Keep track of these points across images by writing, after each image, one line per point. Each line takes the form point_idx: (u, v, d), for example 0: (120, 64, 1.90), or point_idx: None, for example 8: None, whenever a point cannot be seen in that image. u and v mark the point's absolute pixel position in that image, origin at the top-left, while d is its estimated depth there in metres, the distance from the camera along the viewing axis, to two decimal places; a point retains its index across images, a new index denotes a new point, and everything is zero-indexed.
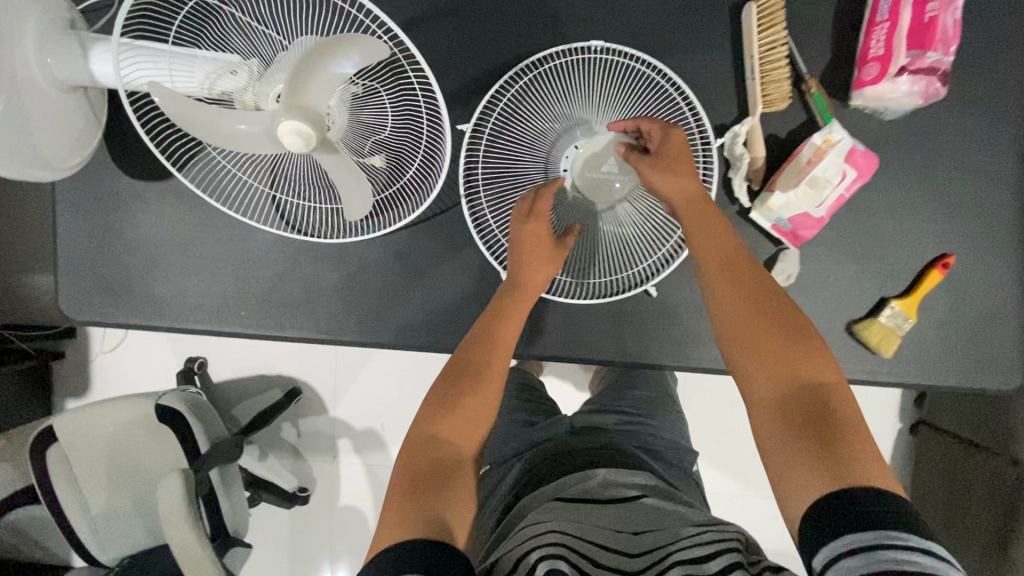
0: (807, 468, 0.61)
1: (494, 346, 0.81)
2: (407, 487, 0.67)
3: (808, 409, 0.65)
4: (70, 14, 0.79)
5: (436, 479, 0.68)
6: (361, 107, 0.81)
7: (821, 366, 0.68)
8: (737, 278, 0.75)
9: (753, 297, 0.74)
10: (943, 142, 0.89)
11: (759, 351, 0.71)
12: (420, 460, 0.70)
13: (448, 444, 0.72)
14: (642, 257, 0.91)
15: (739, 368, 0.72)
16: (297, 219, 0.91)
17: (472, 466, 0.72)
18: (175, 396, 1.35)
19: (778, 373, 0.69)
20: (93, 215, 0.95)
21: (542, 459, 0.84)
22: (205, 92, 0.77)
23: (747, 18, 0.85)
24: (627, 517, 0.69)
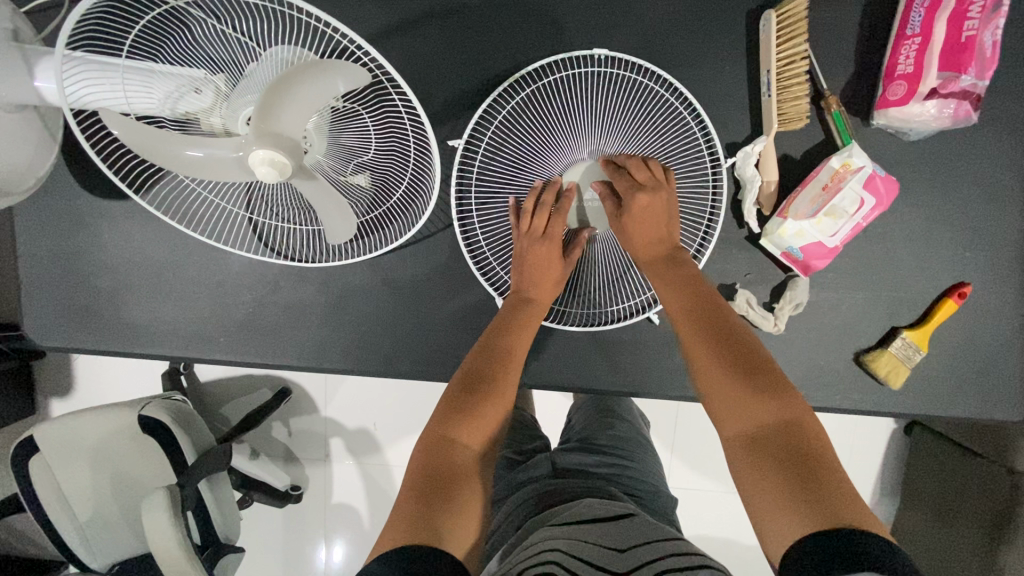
0: (778, 510, 0.56)
1: (499, 358, 0.74)
2: (415, 493, 0.61)
3: (776, 447, 0.60)
4: (12, 24, 0.71)
5: (453, 488, 0.62)
6: (342, 129, 0.73)
7: (790, 400, 0.63)
8: (703, 315, 0.71)
9: (719, 332, 0.69)
10: (969, 162, 0.83)
11: (723, 387, 0.66)
12: (430, 467, 0.63)
13: (455, 449, 0.65)
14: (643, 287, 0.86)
15: (710, 406, 0.67)
16: (278, 242, 0.85)
17: (475, 473, 0.64)
18: (158, 405, 1.31)
19: (744, 409, 0.64)
20: (56, 235, 0.88)
21: (523, 501, 0.77)
22: (166, 112, 0.68)
23: (766, 27, 0.77)
24: (619, 532, 0.63)
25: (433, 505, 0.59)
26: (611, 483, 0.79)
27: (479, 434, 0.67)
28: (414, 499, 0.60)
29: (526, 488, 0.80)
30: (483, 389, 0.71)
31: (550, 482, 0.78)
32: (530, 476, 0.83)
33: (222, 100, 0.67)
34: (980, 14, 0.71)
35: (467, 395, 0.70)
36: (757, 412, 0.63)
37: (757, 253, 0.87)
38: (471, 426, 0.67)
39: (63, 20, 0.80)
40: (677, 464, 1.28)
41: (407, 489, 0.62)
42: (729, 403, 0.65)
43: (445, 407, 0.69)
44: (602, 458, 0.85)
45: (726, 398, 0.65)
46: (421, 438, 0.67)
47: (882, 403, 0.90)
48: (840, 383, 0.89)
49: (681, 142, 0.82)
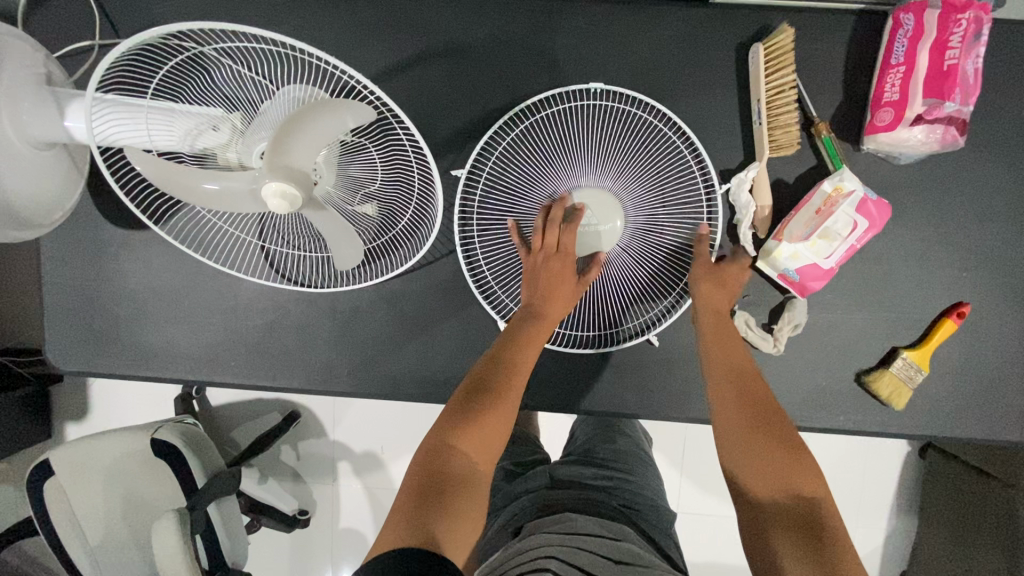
0: (791, 563, 0.57)
1: (506, 368, 0.75)
2: (417, 495, 0.62)
3: (794, 517, 0.61)
4: (45, 68, 0.76)
5: (455, 494, 0.63)
6: (350, 161, 0.77)
7: (813, 477, 0.65)
8: (738, 387, 0.73)
9: (748, 394, 0.72)
10: (961, 185, 0.85)
11: (753, 453, 0.67)
12: (432, 471, 0.64)
13: (458, 456, 0.66)
14: (642, 310, 0.89)
15: (735, 471, 0.68)
16: (288, 268, 0.89)
17: (475, 482, 0.65)
18: (171, 429, 1.33)
19: (763, 471, 0.66)
20: (78, 264, 0.93)
21: (519, 511, 0.78)
22: (186, 148, 0.72)
23: (754, 59, 0.81)
24: (611, 553, 0.63)
25: (430, 508, 0.61)
26: (607, 496, 0.79)
27: (486, 438, 0.68)
28: (417, 501, 0.61)
29: (523, 497, 0.81)
30: (484, 399, 0.71)
31: (547, 492, 0.79)
32: (528, 487, 0.83)
33: (238, 137, 0.72)
34: (961, 43, 0.73)
35: (471, 404, 0.70)
36: (778, 477, 0.65)
37: (755, 276, 0.88)
38: (474, 438, 0.68)
39: (92, 64, 0.86)
40: (685, 487, 1.27)
41: (409, 490, 0.63)
42: (753, 458, 0.67)
43: (448, 414, 0.70)
44: (602, 472, 0.85)
45: (749, 454, 0.67)
46: (425, 442, 0.68)
47: (886, 423, 0.90)
48: (843, 403, 0.90)
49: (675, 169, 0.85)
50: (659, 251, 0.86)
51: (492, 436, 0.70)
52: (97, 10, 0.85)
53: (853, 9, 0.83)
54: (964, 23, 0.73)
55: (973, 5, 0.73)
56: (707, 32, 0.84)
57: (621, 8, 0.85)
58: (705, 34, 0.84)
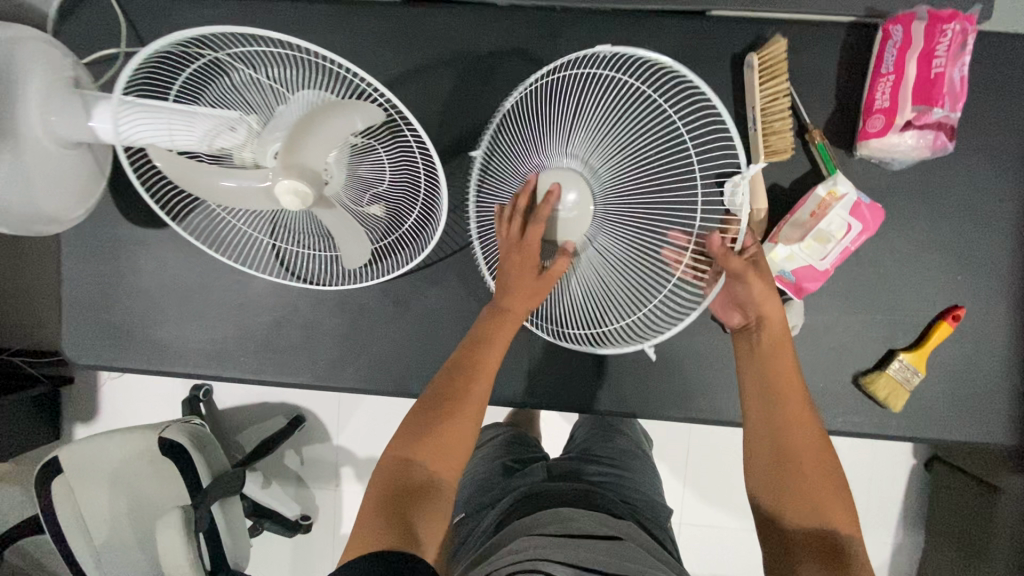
0: None
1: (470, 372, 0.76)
2: (383, 500, 0.67)
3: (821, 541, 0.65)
4: (74, 73, 0.81)
5: (417, 499, 0.68)
6: (360, 162, 0.80)
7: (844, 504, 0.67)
8: (783, 404, 0.73)
9: (789, 422, 0.72)
10: (954, 190, 0.87)
11: (789, 474, 0.69)
12: (398, 478, 0.69)
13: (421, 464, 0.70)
14: (634, 306, 0.83)
15: (766, 485, 0.70)
16: (296, 266, 0.91)
17: (439, 489, 0.70)
18: (178, 429, 1.36)
19: (797, 507, 0.67)
20: (96, 261, 0.96)
21: (513, 501, 0.80)
22: (203, 147, 0.75)
23: (749, 68, 0.84)
24: (603, 552, 0.65)
25: (395, 513, 0.66)
26: (604, 489, 0.81)
27: (451, 440, 0.72)
28: (383, 506, 0.67)
29: (518, 488, 0.83)
30: (446, 404, 0.74)
31: (546, 485, 0.80)
32: (524, 480, 0.85)
33: (255, 138, 0.75)
34: (947, 52, 0.76)
35: (434, 412, 0.74)
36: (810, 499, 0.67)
37: None
38: (431, 447, 0.71)
39: (118, 70, 0.90)
40: (688, 494, 1.27)
41: (378, 495, 0.68)
42: (788, 490, 0.68)
43: (413, 420, 0.74)
44: (599, 468, 0.87)
45: (782, 488, 0.69)
46: (392, 448, 0.73)
47: (884, 425, 0.91)
48: (841, 405, 0.91)
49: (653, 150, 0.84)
50: (636, 236, 0.81)
51: (452, 444, 0.72)
52: (124, 20, 0.90)
53: (845, 21, 0.86)
54: (950, 35, 0.76)
55: (959, 18, 0.76)
56: (705, 43, 0.88)
57: (621, 20, 0.89)
58: (701, 44, 0.88)
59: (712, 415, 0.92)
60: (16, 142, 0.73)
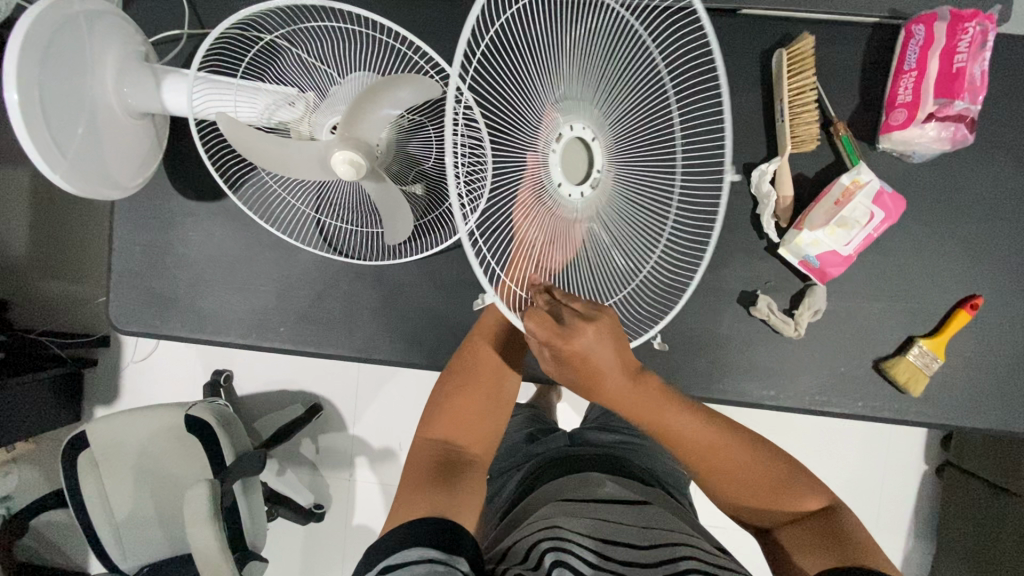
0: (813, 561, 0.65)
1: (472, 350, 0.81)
2: (427, 476, 0.69)
3: (802, 526, 0.69)
4: (145, 48, 0.86)
5: (461, 475, 0.70)
6: (409, 139, 0.86)
7: (800, 479, 0.72)
8: (702, 445, 0.71)
9: (717, 455, 0.72)
10: (972, 185, 0.91)
11: (740, 483, 0.72)
12: (439, 461, 0.72)
13: (455, 445, 0.75)
14: (630, 274, 0.79)
15: (729, 494, 0.73)
16: (339, 241, 0.96)
17: (478, 464, 0.74)
18: (203, 407, 1.38)
19: (759, 503, 0.72)
20: (147, 231, 1.00)
21: (539, 464, 0.82)
22: (264, 120, 0.81)
23: (778, 61, 0.89)
24: (634, 515, 0.67)
25: (443, 486, 0.67)
26: (628, 457, 0.83)
27: (476, 413, 0.78)
28: (423, 482, 0.68)
29: (541, 453, 0.85)
30: (460, 381, 0.79)
31: (569, 452, 0.83)
32: (547, 445, 0.87)
33: (311, 112, 0.81)
34: (969, 49, 0.81)
35: (453, 388, 0.79)
36: (769, 494, 0.72)
37: (777, 263, 0.94)
38: (453, 424, 0.76)
39: (179, 50, 0.95)
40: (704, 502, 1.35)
41: (421, 471, 0.70)
42: (745, 492, 0.72)
43: (430, 408, 0.78)
44: (621, 436, 0.89)
45: (741, 488, 0.72)
46: (418, 435, 0.77)
47: (903, 411, 0.93)
48: (861, 390, 0.94)
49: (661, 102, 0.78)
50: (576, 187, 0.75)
51: (472, 420, 0.77)
52: (187, 3, 0.95)
53: (870, 22, 0.91)
54: (971, 31, 0.81)
55: (979, 17, 0.81)
56: (736, 38, 0.93)
57: None
58: (734, 40, 0.93)
59: (736, 397, 0.95)
60: (94, 107, 0.78)
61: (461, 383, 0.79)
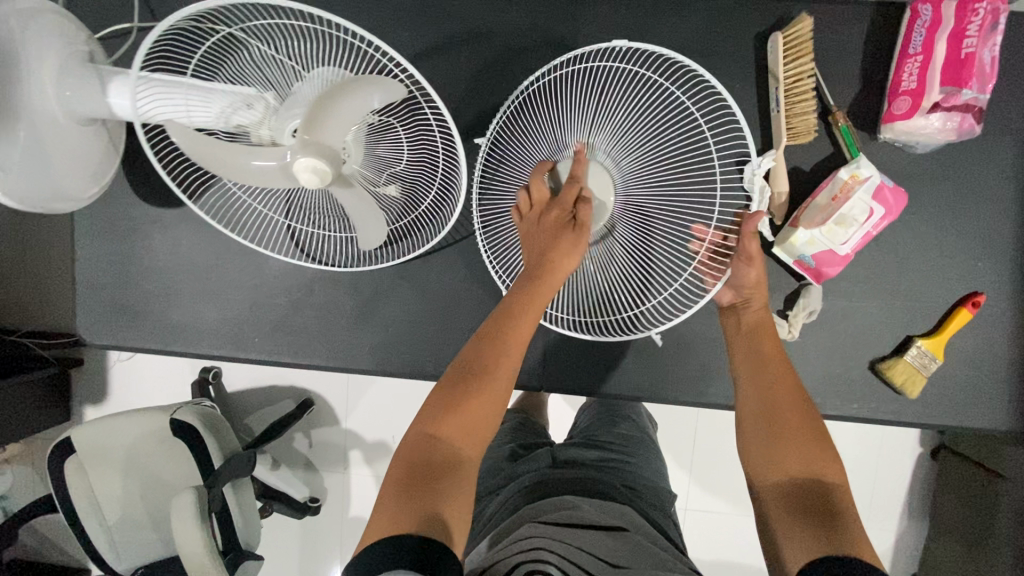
0: (789, 533, 0.60)
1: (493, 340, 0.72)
2: (409, 485, 0.61)
3: (802, 500, 0.63)
4: (88, 48, 0.80)
5: (442, 485, 0.62)
6: (377, 141, 0.79)
7: (824, 456, 0.66)
8: (769, 376, 0.75)
9: (770, 393, 0.73)
10: (979, 175, 0.86)
11: (769, 428, 0.70)
12: (424, 466, 0.63)
13: (447, 445, 0.66)
14: (652, 293, 0.87)
15: (748, 446, 0.71)
16: (313, 248, 0.92)
17: (468, 472, 0.65)
18: (188, 409, 1.35)
19: (772, 454, 0.68)
20: (111, 240, 0.96)
21: (520, 489, 0.79)
22: (220, 124, 0.75)
23: (773, 47, 0.83)
24: (616, 547, 0.65)
25: (421, 499, 0.60)
26: (609, 475, 0.81)
27: (481, 417, 0.68)
28: (404, 495, 0.60)
29: (524, 476, 0.82)
30: (471, 381, 0.70)
31: (550, 475, 0.80)
32: (529, 467, 0.84)
33: (271, 114, 0.75)
34: (978, 32, 0.74)
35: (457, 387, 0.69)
36: (793, 454, 0.67)
37: (770, 261, 0.90)
38: (460, 423, 0.67)
39: (131, 46, 0.89)
40: (693, 488, 1.27)
41: (397, 481, 0.62)
42: (771, 444, 0.69)
43: (432, 400, 0.69)
44: (605, 454, 0.87)
45: (766, 435, 0.70)
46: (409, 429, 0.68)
47: (899, 412, 0.90)
48: (856, 391, 0.91)
49: (669, 130, 0.85)
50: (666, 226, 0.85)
51: (478, 420, 0.68)
52: None
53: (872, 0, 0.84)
54: (981, 13, 0.74)
55: None
56: (728, 23, 0.86)
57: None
58: (726, 23, 0.87)
59: (728, 401, 0.92)
60: (34, 115, 0.72)
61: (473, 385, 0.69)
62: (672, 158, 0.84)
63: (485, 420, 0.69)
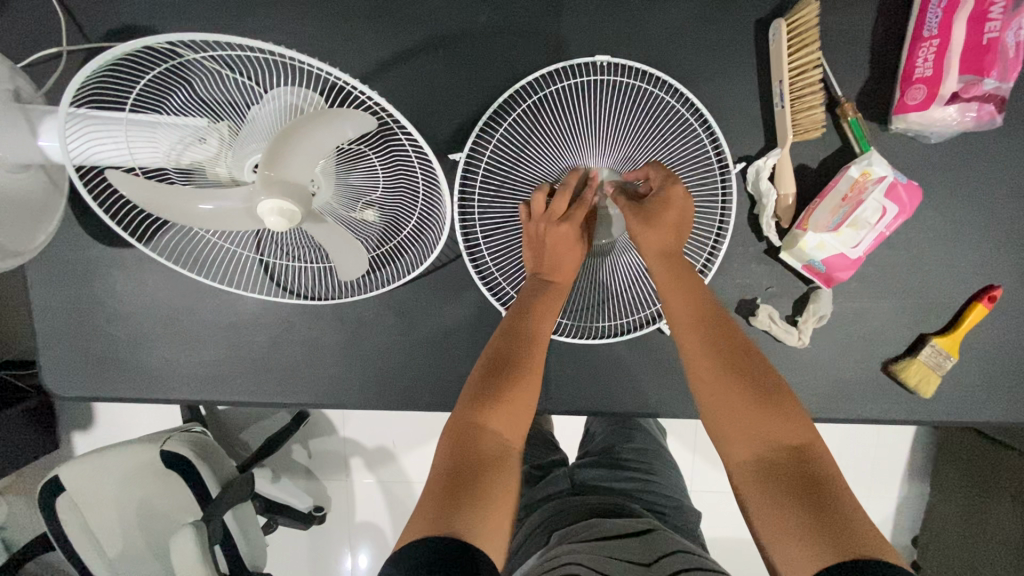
0: (779, 522, 0.54)
1: (522, 331, 0.71)
2: (452, 476, 0.58)
3: (786, 478, 0.57)
4: (12, 83, 0.71)
5: (485, 477, 0.59)
6: (349, 170, 0.73)
7: (797, 423, 0.60)
8: (716, 347, 0.66)
9: (726, 363, 0.65)
10: (995, 162, 0.80)
11: (730, 409, 0.63)
12: (470, 453, 0.60)
13: (492, 435, 0.63)
14: None
15: (717, 429, 0.64)
16: (290, 281, 0.85)
17: (516, 468, 0.62)
18: (180, 439, 1.20)
19: (738, 431, 0.62)
20: (69, 286, 0.88)
21: (541, 518, 0.75)
22: (171, 162, 0.67)
23: (776, 36, 0.75)
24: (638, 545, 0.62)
25: (462, 496, 0.56)
26: (632, 499, 0.79)
27: (526, 405, 0.66)
28: (442, 489, 0.57)
29: (546, 505, 0.78)
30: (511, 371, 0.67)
31: (567, 500, 0.77)
32: (549, 492, 0.82)
33: (227, 148, 0.66)
34: (1002, 14, 0.69)
35: (494, 378, 0.66)
36: (762, 431, 0.61)
37: (777, 266, 0.85)
38: (506, 413, 0.64)
39: (62, 72, 0.80)
40: (703, 477, 1.22)
41: (441, 474, 0.59)
42: (732, 423, 0.62)
43: (470, 393, 0.65)
44: (625, 474, 0.84)
45: (728, 415, 0.63)
46: (447, 425, 0.64)
47: (913, 411, 0.87)
48: (870, 393, 0.87)
49: (682, 133, 0.80)
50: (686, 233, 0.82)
51: (521, 412, 0.66)
52: (61, 11, 0.79)
53: None
54: None
55: None
56: (720, 10, 0.79)
57: None
58: (721, 10, 0.79)
59: None
60: None
61: (510, 374, 0.66)
62: (685, 163, 0.80)
63: (527, 414, 0.66)
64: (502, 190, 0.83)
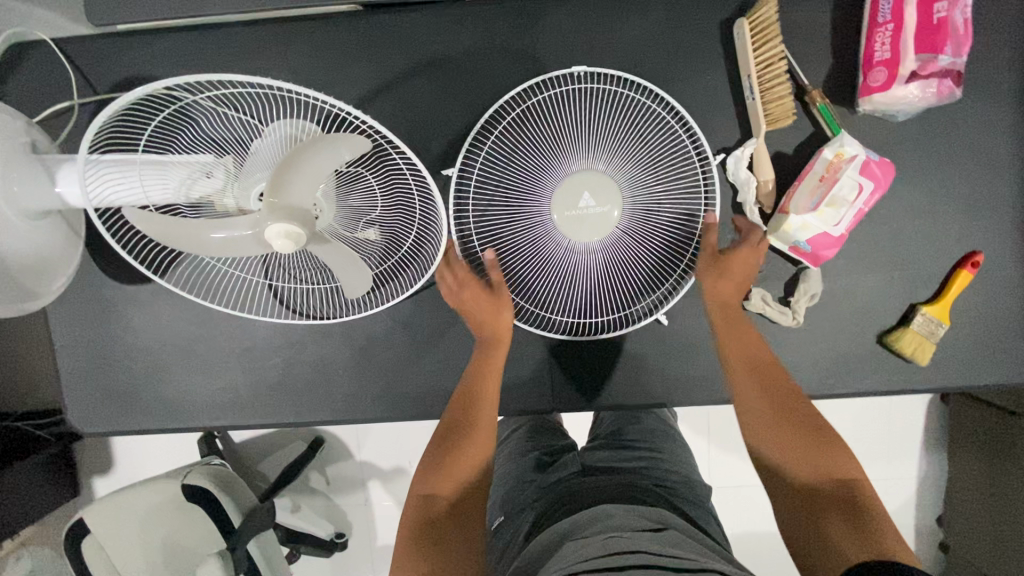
0: (824, 533, 0.60)
1: (468, 396, 0.79)
2: (412, 534, 0.67)
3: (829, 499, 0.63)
4: (29, 137, 0.75)
5: (440, 530, 0.67)
6: (349, 192, 0.77)
7: (842, 459, 0.67)
8: (766, 385, 0.75)
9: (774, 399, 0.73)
10: (962, 134, 0.84)
11: (776, 438, 0.71)
12: (427, 512, 0.69)
13: (444, 492, 0.71)
14: (659, 281, 0.86)
15: (765, 455, 0.71)
16: (299, 303, 0.89)
17: (468, 514, 0.70)
18: (200, 472, 1.22)
19: (786, 457, 0.69)
20: (89, 326, 0.92)
21: (551, 500, 0.78)
22: (182, 198, 0.72)
23: (740, 34, 0.80)
24: (654, 537, 0.63)
25: (427, 549, 0.65)
26: (639, 476, 0.81)
27: (472, 453, 0.74)
28: (407, 548, 0.66)
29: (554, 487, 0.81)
30: (454, 433, 0.76)
31: (577, 483, 0.79)
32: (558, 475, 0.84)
33: (233, 180, 0.71)
34: None
35: (442, 443, 0.75)
36: (812, 461, 0.67)
37: (765, 250, 0.88)
38: (449, 469, 0.73)
39: (74, 124, 0.86)
40: (717, 469, 1.23)
41: (408, 536, 0.68)
42: (781, 448, 0.70)
43: (422, 463, 0.75)
44: (633, 454, 0.87)
45: (776, 442, 0.70)
46: (409, 498, 0.73)
47: (913, 380, 0.90)
48: (869, 366, 0.89)
49: (662, 132, 0.84)
50: (674, 227, 0.84)
51: (468, 463, 0.74)
52: (69, 67, 0.85)
53: None
54: None
55: None
56: (687, 15, 0.84)
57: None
58: (687, 15, 0.84)
59: None
60: None
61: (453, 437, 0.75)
62: (669, 160, 0.83)
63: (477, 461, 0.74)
64: (492, 197, 0.84)
